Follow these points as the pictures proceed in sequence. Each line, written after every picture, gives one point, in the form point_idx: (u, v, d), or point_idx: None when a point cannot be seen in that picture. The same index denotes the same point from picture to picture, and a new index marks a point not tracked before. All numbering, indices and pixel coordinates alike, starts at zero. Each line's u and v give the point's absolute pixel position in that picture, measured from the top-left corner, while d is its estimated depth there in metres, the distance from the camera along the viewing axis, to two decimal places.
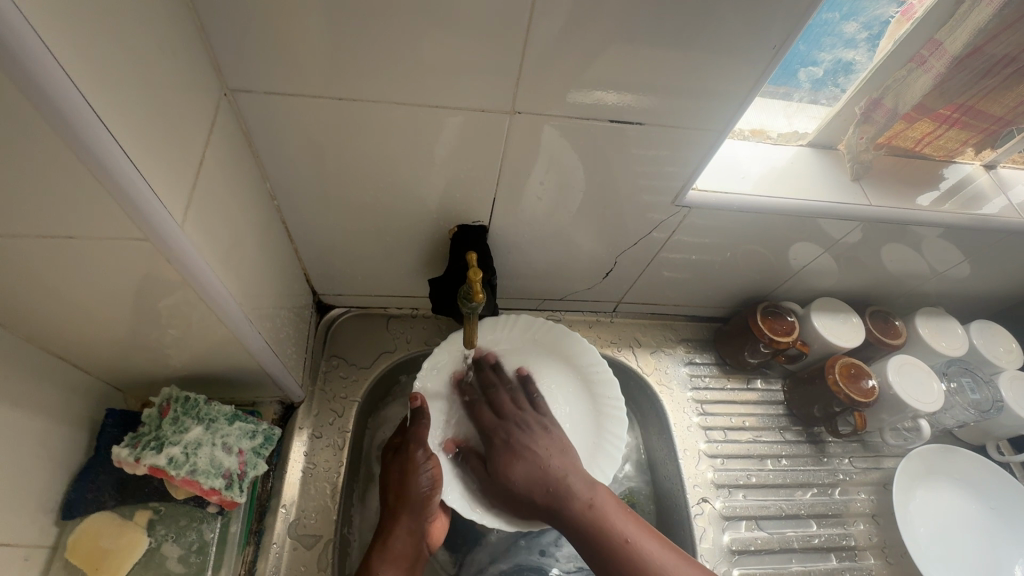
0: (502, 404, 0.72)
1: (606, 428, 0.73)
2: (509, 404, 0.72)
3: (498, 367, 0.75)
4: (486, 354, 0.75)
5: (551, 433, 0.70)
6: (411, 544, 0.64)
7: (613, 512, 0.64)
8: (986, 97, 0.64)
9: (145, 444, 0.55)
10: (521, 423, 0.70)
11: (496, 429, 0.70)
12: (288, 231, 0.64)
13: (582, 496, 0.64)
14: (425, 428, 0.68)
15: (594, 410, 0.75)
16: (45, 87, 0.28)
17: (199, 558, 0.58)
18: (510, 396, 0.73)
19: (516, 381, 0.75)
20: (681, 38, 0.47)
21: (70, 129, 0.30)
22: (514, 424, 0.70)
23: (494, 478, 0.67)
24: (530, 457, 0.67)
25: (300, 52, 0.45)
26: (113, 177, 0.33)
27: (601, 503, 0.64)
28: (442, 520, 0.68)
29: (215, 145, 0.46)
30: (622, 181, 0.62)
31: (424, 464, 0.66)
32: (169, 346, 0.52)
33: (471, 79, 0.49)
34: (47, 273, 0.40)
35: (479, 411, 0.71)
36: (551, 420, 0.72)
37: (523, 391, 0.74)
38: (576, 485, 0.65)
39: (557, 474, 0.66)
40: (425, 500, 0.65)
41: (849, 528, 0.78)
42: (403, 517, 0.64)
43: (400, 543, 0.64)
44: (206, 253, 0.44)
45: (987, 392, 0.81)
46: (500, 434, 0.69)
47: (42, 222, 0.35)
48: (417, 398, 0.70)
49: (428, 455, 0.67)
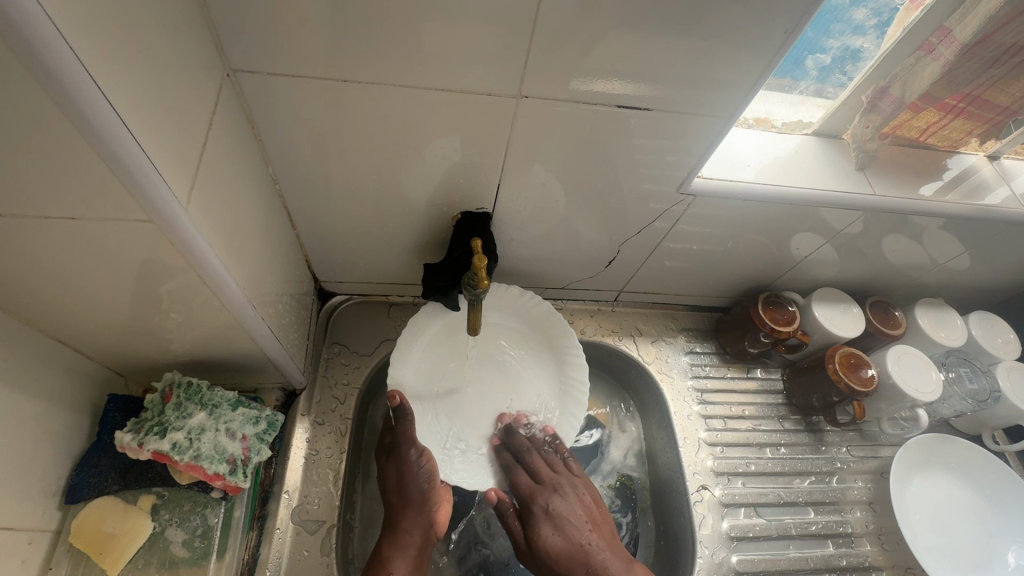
0: (538, 468, 0.71)
1: (571, 402, 0.76)
2: (544, 467, 0.71)
3: (529, 426, 0.75)
4: (515, 417, 0.75)
5: (587, 500, 0.71)
6: (422, 539, 0.65)
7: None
8: (993, 86, 0.64)
9: (148, 430, 0.55)
10: (558, 488, 0.70)
11: (533, 495, 0.69)
12: (290, 216, 0.63)
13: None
14: (410, 425, 0.67)
15: (560, 384, 0.77)
16: (48, 61, 0.27)
17: (203, 543, 0.59)
18: (546, 459, 0.73)
19: (545, 438, 0.74)
20: (691, 23, 0.47)
21: (73, 105, 0.29)
22: (551, 489, 0.70)
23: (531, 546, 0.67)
24: (568, 533, 0.67)
25: (304, 32, 0.44)
26: (117, 156, 0.33)
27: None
28: (446, 507, 0.69)
29: (218, 127, 0.45)
30: (627, 169, 0.62)
31: (419, 460, 0.67)
32: (171, 331, 0.52)
33: (477, 63, 0.48)
34: (48, 255, 0.39)
35: (518, 474, 0.71)
36: (583, 481, 0.72)
37: (559, 457, 0.74)
38: (611, 564, 0.66)
39: (593, 549, 0.66)
40: (425, 494, 0.66)
41: (846, 516, 0.79)
42: (409, 512, 0.65)
43: (413, 533, 0.64)
44: (210, 237, 0.44)
45: (985, 382, 0.82)
46: (537, 502, 0.69)
47: (44, 203, 0.35)
48: (395, 395, 0.68)
49: (421, 451, 0.67)
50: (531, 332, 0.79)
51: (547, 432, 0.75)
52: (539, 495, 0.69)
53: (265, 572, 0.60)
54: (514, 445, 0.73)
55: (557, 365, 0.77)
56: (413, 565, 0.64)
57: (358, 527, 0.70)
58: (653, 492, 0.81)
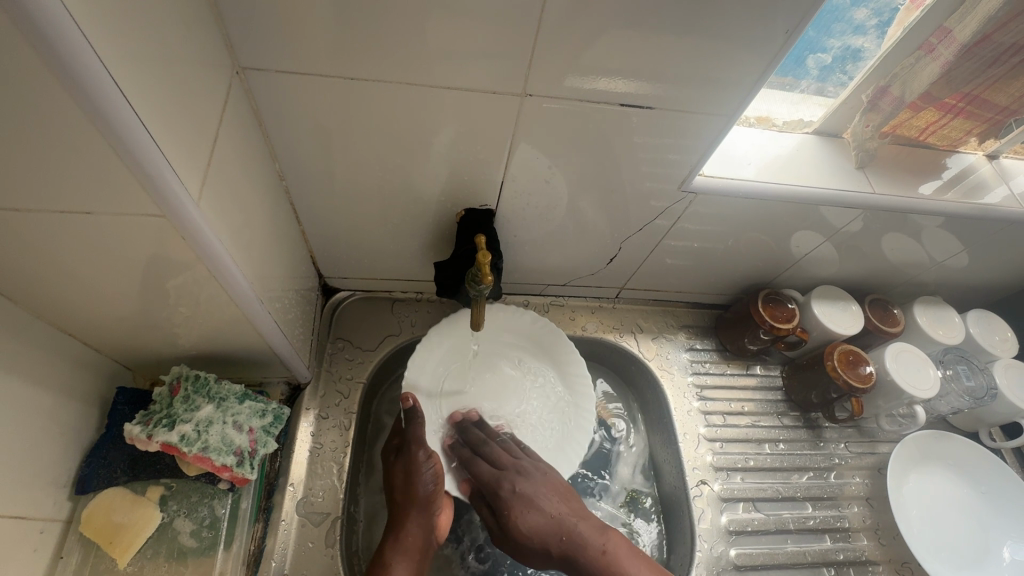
0: (498, 456, 0.70)
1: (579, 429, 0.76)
2: (503, 455, 0.70)
3: (480, 424, 0.74)
4: (466, 415, 0.74)
5: (551, 477, 0.69)
6: (422, 539, 0.65)
7: (618, 552, 0.64)
8: (992, 86, 0.64)
9: (156, 422, 0.56)
10: (522, 472, 0.69)
11: (498, 482, 0.67)
12: (296, 213, 0.64)
13: (594, 543, 0.64)
14: (421, 426, 0.70)
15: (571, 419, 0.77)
16: (68, 59, 0.28)
17: (211, 534, 0.59)
18: (503, 448, 0.71)
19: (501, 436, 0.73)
20: (693, 23, 0.47)
21: (90, 101, 0.30)
22: (515, 472, 0.68)
23: (504, 529, 0.66)
24: (536, 514, 0.65)
25: (312, 31, 0.45)
26: (131, 151, 0.33)
27: (614, 549, 0.64)
28: (446, 514, 0.70)
29: (227, 124, 0.46)
30: (629, 167, 0.62)
31: (427, 461, 0.68)
32: (179, 325, 0.53)
33: (482, 61, 0.49)
34: (63, 248, 0.40)
35: (478, 465, 0.69)
36: (545, 464, 0.71)
37: (512, 442, 0.73)
38: (588, 531, 0.65)
39: (568, 522, 0.66)
40: (430, 496, 0.66)
41: (843, 511, 0.79)
42: (414, 513, 0.65)
43: (411, 537, 0.64)
44: (219, 232, 0.45)
45: (982, 379, 0.83)
46: (504, 487, 0.67)
47: (59, 198, 0.36)
48: (409, 398, 0.71)
49: (428, 454, 0.68)
50: (540, 348, 0.80)
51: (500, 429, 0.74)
52: (503, 480, 0.67)
53: (270, 563, 0.61)
54: (467, 442, 0.72)
55: (563, 379, 0.79)
56: (415, 566, 0.64)
57: (362, 520, 0.71)
58: (659, 503, 0.80)
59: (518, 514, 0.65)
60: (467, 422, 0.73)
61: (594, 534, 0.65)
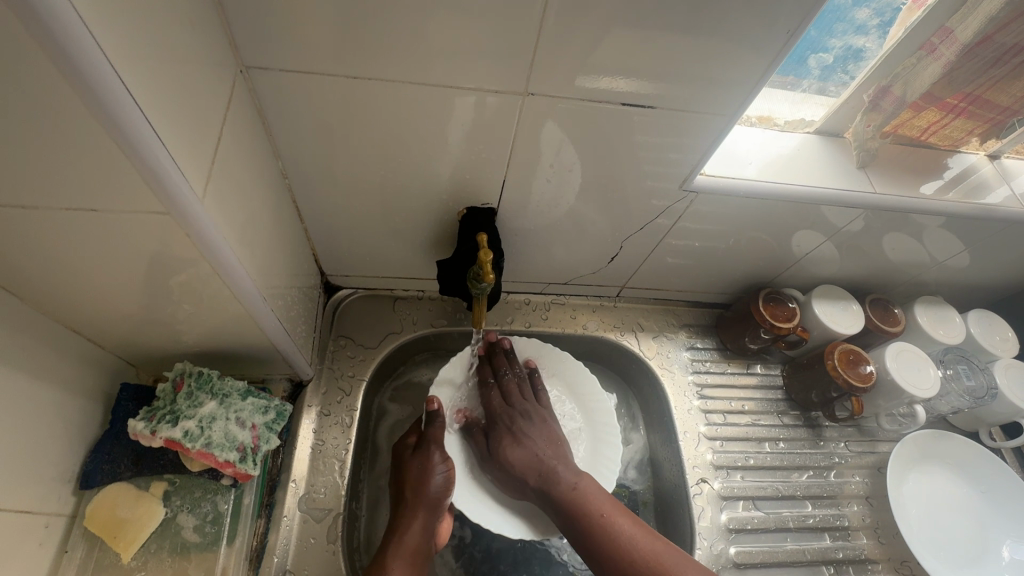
0: (510, 390, 0.75)
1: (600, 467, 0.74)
2: (514, 390, 0.75)
3: (510, 353, 0.79)
4: (500, 340, 0.79)
5: (547, 423, 0.73)
6: (420, 541, 0.64)
7: (585, 489, 0.65)
8: (994, 87, 0.64)
9: (160, 418, 0.56)
10: (523, 412, 0.74)
11: (500, 413, 0.73)
12: (298, 210, 0.64)
13: (568, 480, 0.66)
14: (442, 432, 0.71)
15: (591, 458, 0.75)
16: (76, 58, 0.28)
17: (214, 529, 0.60)
18: (518, 386, 0.76)
19: (525, 371, 0.78)
20: (695, 22, 0.47)
21: (96, 98, 0.30)
22: (517, 412, 0.73)
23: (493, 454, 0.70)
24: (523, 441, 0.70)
25: (316, 29, 0.45)
26: (136, 149, 0.34)
27: (585, 488, 0.65)
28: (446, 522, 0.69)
29: (231, 122, 0.46)
30: (630, 166, 0.62)
31: (441, 465, 0.68)
32: (183, 321, 0.53)
33: (485, 60, 0.49)
34: (69, 245, 0.40)
35: (490, 395, 0.75)
36: (548, 412, 0.75)
37: (529, 382, 0.77)
38: (566, 470, 0.67)
39: (549, 460, 0.68)
40: (439, 499, 0.66)
41: (843, 509, 0.80)
42: (420, 512, 0.65)
43: (411, 537, 0.64)
44: (223, 229, 0.45)
45: (982, 379, 0.83)
46: (505, 419, 0.73)
47: (64, 194, 0.36)
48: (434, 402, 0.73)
49: (443, 456, 0.70)
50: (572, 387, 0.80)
51: (528, 365, 0.79)
52: (506, 415, 0.73)
53: (272, 559, 0.62)
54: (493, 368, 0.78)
55: (587, 416, 0.78)
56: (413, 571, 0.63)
57: (364, 516, 0.71)
58: (657, 503, 0.80)
59: (507, 441, 0.70)
60: (499, 346, 0.78)
61: (569, 474, 0.67)
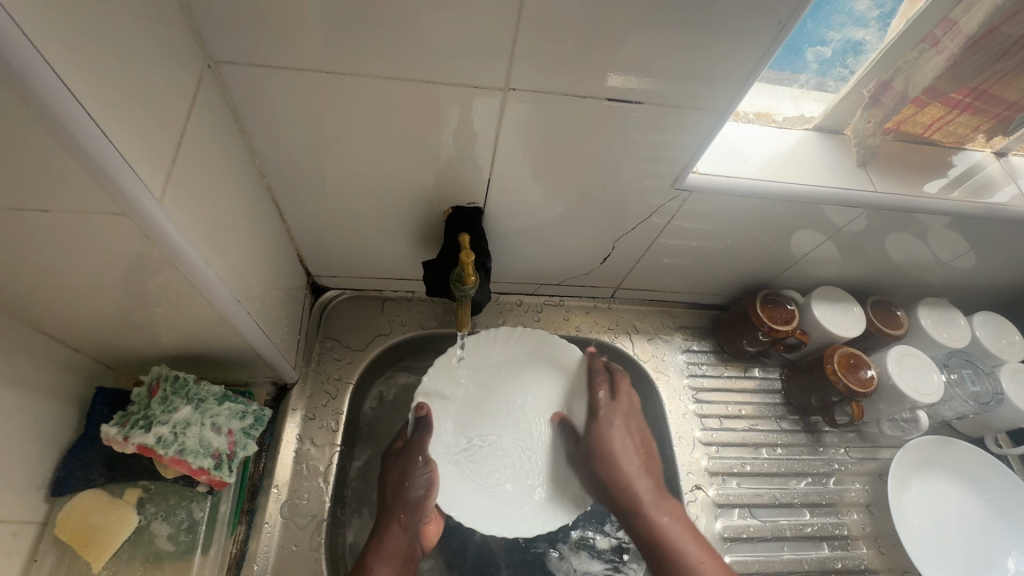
0: (616, 387, 0.77)
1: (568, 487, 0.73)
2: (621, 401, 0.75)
3: (612, 376, 0.77)
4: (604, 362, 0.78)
5: (638, 430, 0.75)
6: (405, 541, 0.65)
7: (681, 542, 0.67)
8: (1000, 81, 0.63)
9: (134, 423, 0.55)
10: (621, 418, 0.75)
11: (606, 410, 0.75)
12: (279, 210, 0.63)
13: (649, 497, 0.71)
14: (426, 436, 0.69)
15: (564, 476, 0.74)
16: (7, 52, 0.27)
17: (189, 537, 0.58)
18: (611, 381, 0.77)
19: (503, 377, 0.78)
20: (683, 12, 0.45)
21: (35, 96, 0.29)
22: (623, 412, 0.75)
23: (590, 444, 0.74)
24: (625, 464, 0.72)
25: (288, 23, 0.44)
26: (85, 149, 0.32)
27: (667, 516, 0.69)
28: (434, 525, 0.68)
29: (198, 120, 0.44)
30: (621, 164, 0.60)
31: (423, 468, 0.68)
32: (157, 325, 0.52)
33: (463, 54, 0.47)
34: (28, 249, 0.39)
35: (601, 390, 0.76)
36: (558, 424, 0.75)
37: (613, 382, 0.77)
38: (646, 490, 0.71)
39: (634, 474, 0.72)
40: (421, 501, 0.66)
41: (843, 518, 0.77)
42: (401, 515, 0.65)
43: (394, 540, 0.64)
44: (189, 230, 0.43)
45: (987, 384, 0.80)
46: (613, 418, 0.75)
47: (13, 196, 0.34)
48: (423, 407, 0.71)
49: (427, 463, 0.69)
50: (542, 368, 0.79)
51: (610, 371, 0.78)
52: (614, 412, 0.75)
53: (252, 566, 0.60)
54: (601, 379, 0.77)
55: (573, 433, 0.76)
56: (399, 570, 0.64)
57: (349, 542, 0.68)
58: None
59: (612, 449, 0.73)
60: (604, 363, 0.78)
61: (659, 505, 0.70)
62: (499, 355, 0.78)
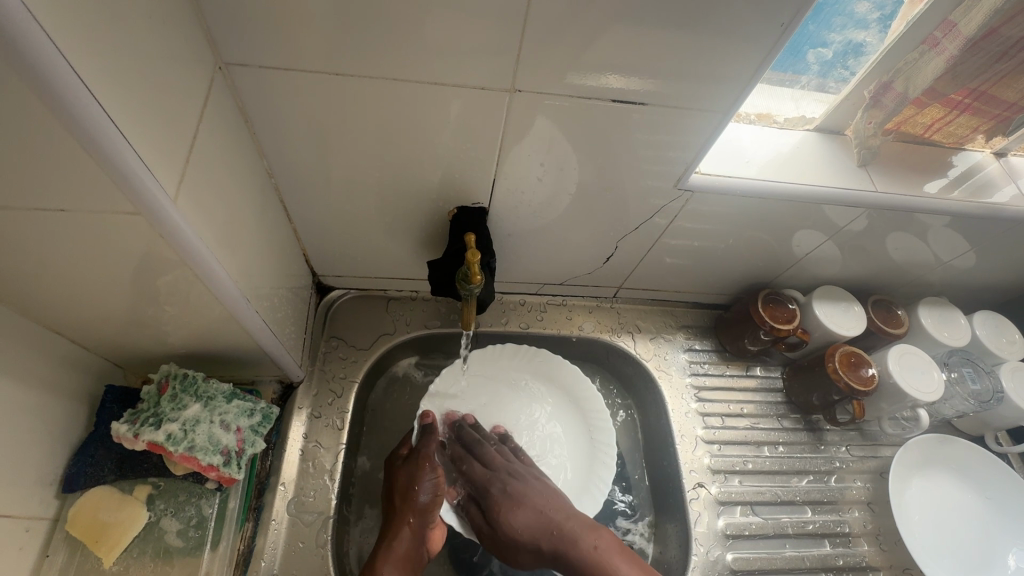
0: (491, 457, 0.71)
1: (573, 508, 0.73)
2: (498, 457, 0.71)
3: (477, 427, 0.75)
4: (463, 417, 0.76)
5: (542, 481, 0.70)
6: (411, 545, 0.63)
7: None
8: (999, 82, 0.63)
9: (144, 421, 0.56)
10: (514, 472, 0.70)
11: (488, 480, 0.69)
12: (286, 210, 0.64)
13: (586, 540, 0.64)
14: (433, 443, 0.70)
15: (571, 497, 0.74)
16: (31, 54, 0.28)
17: (198, 533, 0.59)
18: (496, 450, 0.72)
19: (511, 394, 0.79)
20: (686, 14, 0.46)
21: (57, 98, 0.30)
22: (506, 474, 0.69)
23: (495, 530, 0.66)
24: (546, 517, 0.66)
25: (297, 25, 0.44)
26: (102, 149, 0.33)
27: (605, 545, 0.64)
28: (441, 532, 0.66)
29: (209, 120, 0.45)
30: (625, 164, 0.61)
31: (430, 473, 0.68)
32: (167, 323, 0.52)
33: (470, 56, 0.48)
34: (43, 248, 0.39)
35: (471, 466, 0.71)
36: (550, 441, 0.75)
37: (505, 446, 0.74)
38: (579, 528, 0.65)
39: (556, 518, 0.66)
40: (428, 506, 0.66)
41: (844, 515, 0.78)
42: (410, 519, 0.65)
43: (401, 544, 0.63)
44: (201, 229, 0.44)
45: (987, 382, 0.81)
46: (495, 485, 0.69)
47: (32, 196, 0.35)
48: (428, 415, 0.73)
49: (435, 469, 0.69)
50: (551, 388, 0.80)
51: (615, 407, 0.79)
52: (494, 480, 0.69)
53: (260, 563, 0.61)
54: (462, 441, 0.73)
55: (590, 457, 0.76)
56: None
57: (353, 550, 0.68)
58: (655, 515, 0.78)
59: (517, 519, 0.65)
60: (461, 423, 0.75)
61: (585, 532, 0.65)
62: (514, 371, 0.80)
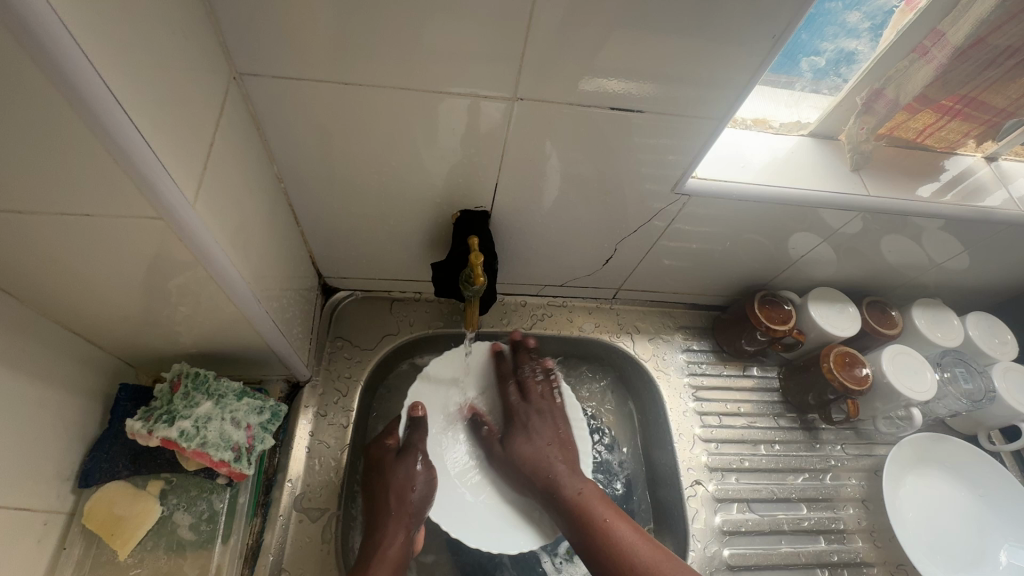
0: (528, 387, 0.79)
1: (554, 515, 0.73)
2: (536, 389, 0.79)
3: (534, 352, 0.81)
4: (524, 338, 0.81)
5: (559, 429, 0.76)
6: (403, 549, 0.65)
7: (608, 517, 0.66)
8: (989, 88, 0.65)
9: (157, 418, 0.57)
10: (540, 409, 0.78)
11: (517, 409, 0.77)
12: (295, 214, 0.65)
13: (574, 485, 0.69)
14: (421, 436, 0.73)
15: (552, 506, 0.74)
16: (67, 70, 0.30)
17: (209, 527, 0.61)
18: (542, 383, 0.80)
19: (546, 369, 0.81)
20: (681, 25, 0.48)
21: (89, 110, 0.32)
22: (534, 410, 0.77)
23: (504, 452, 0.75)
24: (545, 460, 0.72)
25: (308, 36, 0.46)
26: (129, 157, 0.35)
27: (590, 494, 0.68)
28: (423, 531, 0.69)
29: (224, 128, 0.47)
30: (624, 169, 0.63)
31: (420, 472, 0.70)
32: (180, 323, 0.54)
33: (473, 66, 0.50)
34: (66, 250, 0.41)
35: (508, 386, 0.79)
36: (563, 415, 0.78)
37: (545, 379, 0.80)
38: (572, 475, 0.71)
39: (556, 463, 0.72)
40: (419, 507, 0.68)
41: (839, 512, 0.80)
42: (399, 519, 0.66)
43: (394, 548, 0.64)
44: (216, 232, 0.46)
45: (980, 382, 0.83)
46: (522, 415, 0.77)
47: (59, 200, 0.37)
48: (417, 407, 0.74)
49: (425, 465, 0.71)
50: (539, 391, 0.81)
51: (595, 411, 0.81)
52: (522, 412, 0.77)
53: (267, 557, 0.62)
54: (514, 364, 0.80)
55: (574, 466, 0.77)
56: None
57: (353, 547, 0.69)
58: (654, 512, 0.80)
59: (527, 448, 0.73)
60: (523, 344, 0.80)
61: (576, 480, 0.70)
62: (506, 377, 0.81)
